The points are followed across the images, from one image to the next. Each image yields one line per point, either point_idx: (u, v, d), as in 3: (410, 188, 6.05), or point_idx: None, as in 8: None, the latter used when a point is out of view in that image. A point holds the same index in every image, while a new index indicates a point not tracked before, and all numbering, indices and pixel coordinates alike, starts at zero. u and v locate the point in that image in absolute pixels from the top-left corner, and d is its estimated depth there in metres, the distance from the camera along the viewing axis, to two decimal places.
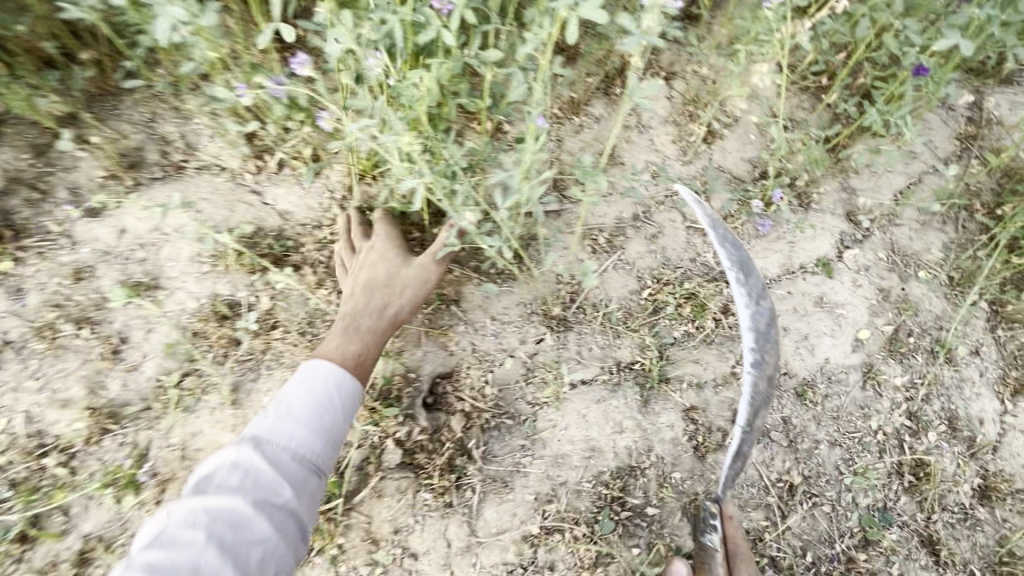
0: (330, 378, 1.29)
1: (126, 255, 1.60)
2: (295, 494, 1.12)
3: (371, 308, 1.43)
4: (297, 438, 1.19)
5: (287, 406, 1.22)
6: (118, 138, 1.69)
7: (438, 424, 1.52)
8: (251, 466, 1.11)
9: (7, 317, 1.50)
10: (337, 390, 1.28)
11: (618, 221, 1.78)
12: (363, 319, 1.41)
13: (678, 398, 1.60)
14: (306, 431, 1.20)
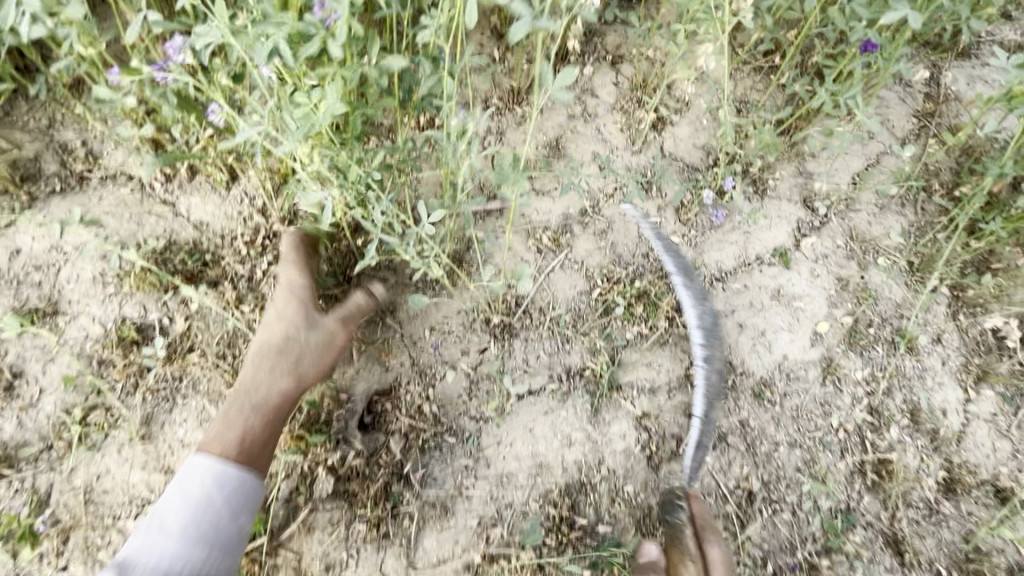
0: (207, 477, 1.13)
1: (21, 277, 1.45)
2: None
3: (264, 376, 1.23)
4: (167, 554, 1.07)
5: (156, 522, 1.11)
6: (11, 148, 1.53)
7: (375, 447, 1.42)
8: None
9: None
10: (216, 488, 1.12)
11: (565, 217, 1.68)
12: (255, 392, 1.21)
13: (630, 406, 1.51)
14: (177, 545, 1.07)
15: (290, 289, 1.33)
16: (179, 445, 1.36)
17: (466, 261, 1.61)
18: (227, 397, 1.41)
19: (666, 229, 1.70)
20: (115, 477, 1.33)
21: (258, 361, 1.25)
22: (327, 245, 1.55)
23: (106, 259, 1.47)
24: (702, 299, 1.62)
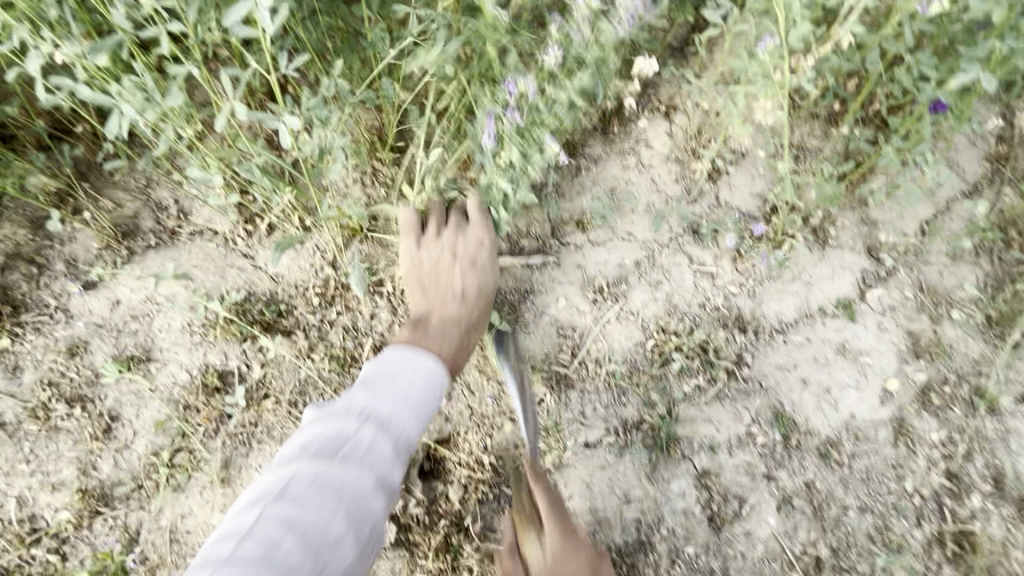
0: (427, 371, 1.16)
1: (119, 326, 1.60)
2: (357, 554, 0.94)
3: (461, 278, 1.48)
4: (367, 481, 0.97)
5: (393, 408, 1.06)
6: (114, 208, 1.68)
7: (435, 494, 1.49)
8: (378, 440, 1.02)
9: (4, 397, 1.54)
10: (428, 393, 1.13)
11: (620, 267, 1.70)
12: (451, 309, 1.42)
13: (689, 462, 1.50)
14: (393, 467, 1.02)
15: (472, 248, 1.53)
16: None
17: (521, 311, 1.64)
18: None
19: (722, 279, 1.69)
20: (193, 518, 1.47)
21: (454, 281, 1.47)
22: (389, 296, 1.62)
23: (194, 310, 1.60)
24: (761, 352, 1.60)
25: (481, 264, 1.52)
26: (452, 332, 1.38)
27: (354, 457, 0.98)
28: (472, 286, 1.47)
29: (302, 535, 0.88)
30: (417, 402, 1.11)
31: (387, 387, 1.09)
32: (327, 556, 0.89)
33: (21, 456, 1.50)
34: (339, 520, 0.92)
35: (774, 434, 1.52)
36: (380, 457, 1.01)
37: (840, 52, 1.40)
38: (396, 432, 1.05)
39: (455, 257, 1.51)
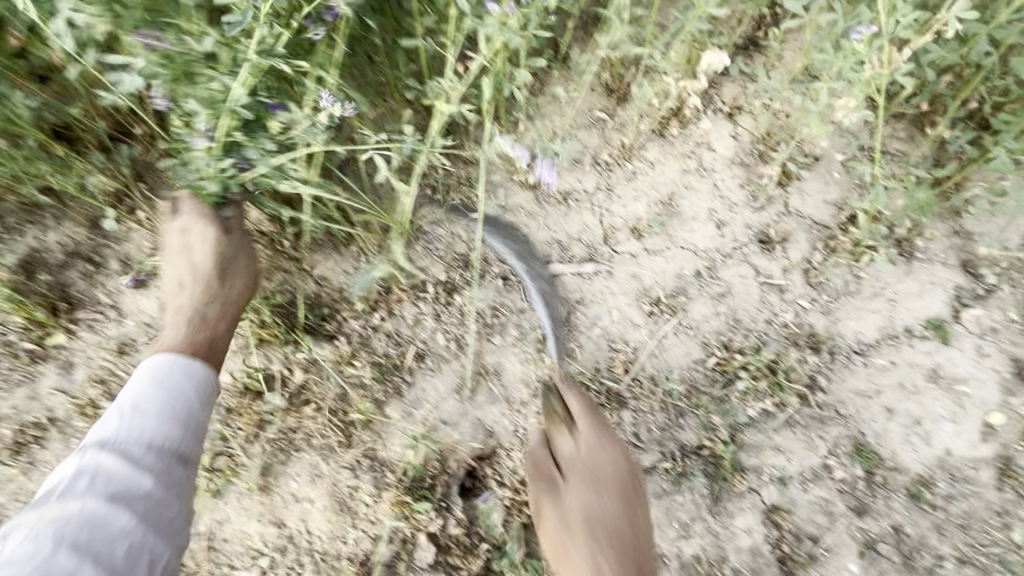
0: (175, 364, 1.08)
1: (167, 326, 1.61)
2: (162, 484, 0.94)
3: (179, 266, 1.35)
4: (149, 430, 0.98)
5: (127, 404, 1.00)
6: (168, 209, 1.70)
7: (475, 514, 1.40)
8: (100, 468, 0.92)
9: (56, 393, 1.56)
10: (187, 376, 1.07)
11: (678, 278, 1.58)
12: (193, 291, 1.32)
13: (756, 495, 1.36)
14: (158, 421, 0.99)
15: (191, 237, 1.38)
16: (293, 499, 1.41)
17: (571, 322, 1.54)
18: (339, 454, 1.43)
19: (792, 293, 1.55)
20: (233, 527, 1.40)
21: (181, 268, 1.35)
22: (433, 302, 1.57)
23: None
24: (839, 375, 1.45)
25: (194, 249, 1.36)
26: (176, 320, 1.27)
27: (119, 429, 0.98)
28: (200, 260, 1.35)
29: (87, 519, 0.86)
30: (163, 377, 1.05)
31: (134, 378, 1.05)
32: (116, 518, 0.88)
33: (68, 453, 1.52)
34: (98, 486, 0.90)
35: (855, 469, 1.36)
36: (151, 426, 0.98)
37: (940, 40, 1.28)
38: (141, 407, 1.01)
39: (178, 250, 1.37)
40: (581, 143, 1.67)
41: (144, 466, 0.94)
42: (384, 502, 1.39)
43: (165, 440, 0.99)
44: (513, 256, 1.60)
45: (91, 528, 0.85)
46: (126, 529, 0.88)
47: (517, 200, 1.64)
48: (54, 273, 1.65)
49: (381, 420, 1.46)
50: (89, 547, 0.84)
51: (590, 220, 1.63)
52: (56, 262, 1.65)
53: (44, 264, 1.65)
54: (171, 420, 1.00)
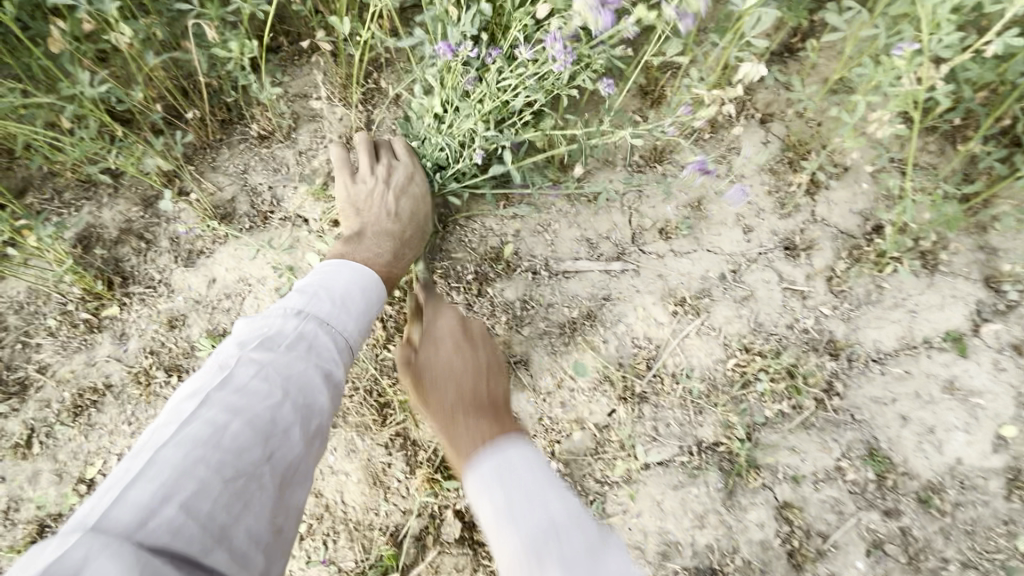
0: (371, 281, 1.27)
1: (214, 304, 1.71)
2: (333, 401, 1.00)
3: (387, 201, 1.53)
4: (348, 326, 1.13)
5: (340, 295, 1.16)
6: (216, 191, 1.79)
7: None
8: (314, 341, 1.04)
9: (110, 361, 1.66)
10: (377, 297, 1.26)
11: (704, 279, 1.63)
12: (383, 227, 1.50)
13: (770, 492, 1.42)
14: (357, 323, 1.15)
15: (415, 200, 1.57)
16: (329, 472, 1.49)
17: (598, 318, 1.60)
18: (373, 431, 1.52)
19: (814, 300, 1.59)
20: None
21: (385, 203, 1.53)
22: (465, 292, 1.63)
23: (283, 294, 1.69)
24: (855, 382, 1.50)
25: (400, 201, 1.55)
26: (375, 246, 1.45)
27: (297, 351, 1.00)
28: (404, 211, 1.54)
29: (250, 428, 0.86)
30: (348, 304, 1.16)
31: (318, 291, 1.14)
32: (276, 445, 0.87)
33: (122, 418, 1.62)
34: (284, 408, 0.91)
35: (867, 472, 1.42)
36: (325, 351, 1.04)
37: (976, 61, 1.31)
38: (334, 331, 1.09)
39: (387, 183, 1.56)
40: (614, 144, 1.72)
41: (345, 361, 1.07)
42: (416, 479, 1.48)
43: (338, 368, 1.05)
44: (543, 252, 1.66)
45: (308, 390, 0.96)
46: (276, 463, 0.86)
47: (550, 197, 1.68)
48: (109, 247, 1.74)
49: (411, 403, 1.53)
50: (270, 455, 0.86)
51: (620, 221, 1.69)
52: (111, 238, 1.75)
53: (101, 240, 1.74)
54: (362, 324, 1.15)
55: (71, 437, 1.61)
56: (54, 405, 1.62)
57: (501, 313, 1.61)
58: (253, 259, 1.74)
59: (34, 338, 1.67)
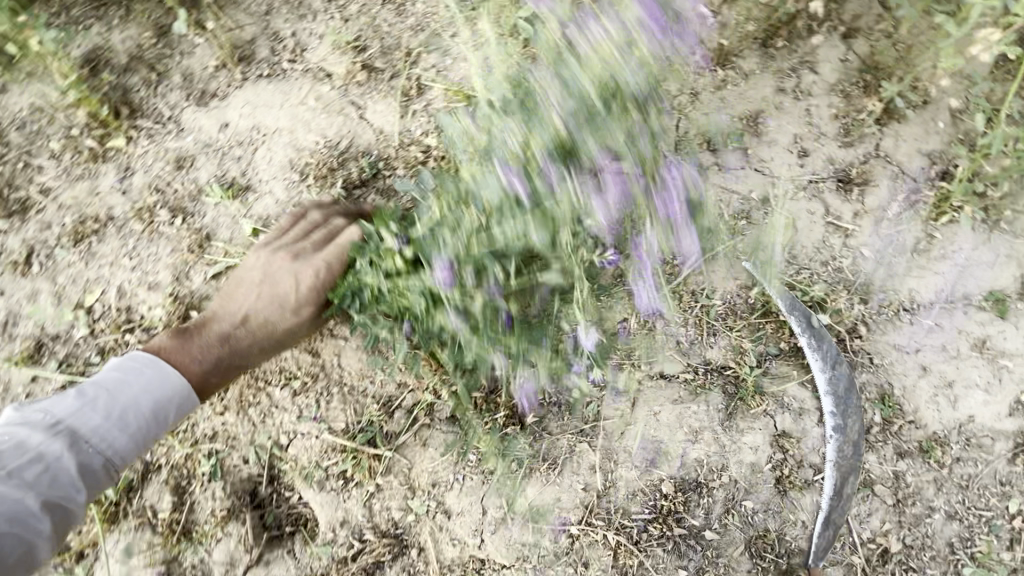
0: (160, 390, 1.22)
1: (225, 149, 1.59)
2: (42, 508, 1.07)
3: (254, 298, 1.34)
4: (117, 445, 1.18)
5: (121, 408, 1.19)
6: (235, 29, 1.65)
7: (496, 383, 1.39)
8: (58, 466, 1.10)
9: (114, 193, 1.57)
10: (166, 412, 1.22)
11: (746, 200, 1.51)
12: (229, 323, 1.31)
13: (771, 419, 1.36)
14: (125, 440, 1.18)
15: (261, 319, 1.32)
16: (329, 334, 1.45)
17: None
18: None
19: (858, 240, 1.48)
20: None
21: (243, 304, 1.34)
22: None
23: (298, 148, 1.59)
24: (882, 328, 1.43)
25: (273, 297, 1.33)
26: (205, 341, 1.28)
27: (20, 472, 1.07)
28: (258, 315, 1.31)
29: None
30: (125, 420, 1.19)
31: (101, 398, 1.19)
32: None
33: (119, 253, 1.51)
34: None
35: (874, 415, 1.37)
36: (71, 473, 1.11)
37: None
38: (89, 447, 1.15)
39: (259, 279, 1.35)
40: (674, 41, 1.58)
41: (89, 486, 1.13)
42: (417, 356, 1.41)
43: (73, 501, 1.11)
44: None
45: (14, 512, 1.03)
46: None
47: None
48: (119, 74, 1.63)
49: None
50: None
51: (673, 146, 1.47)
52: (121, 65, 1.63)
53: (110, 65, 1.63)
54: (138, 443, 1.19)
55: (66, 264, 1.51)
56: (54, 229, 1.54)
57: None
58: (269, 108, 1.61)
59: (37, 160, 1.60)
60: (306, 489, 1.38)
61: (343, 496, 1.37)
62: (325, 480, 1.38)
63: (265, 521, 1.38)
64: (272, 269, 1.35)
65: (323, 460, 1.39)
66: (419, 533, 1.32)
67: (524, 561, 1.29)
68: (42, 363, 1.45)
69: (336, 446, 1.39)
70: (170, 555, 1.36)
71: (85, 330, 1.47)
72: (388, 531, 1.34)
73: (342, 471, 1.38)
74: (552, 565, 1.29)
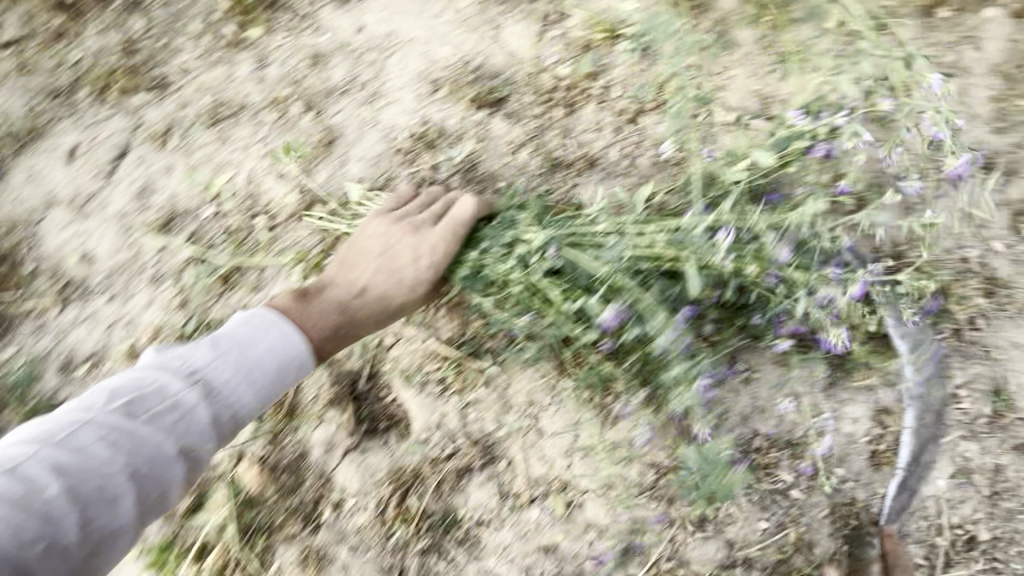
0: (287, 344, 1.15)
1: (359, 53, 1.62)
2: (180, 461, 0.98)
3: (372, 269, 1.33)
4: (244, 399, 1.09)
5: (252, 362, 1.11)
6: None
7: None
8: (192, 414, 1.02)
9: (249, 82, 1.61)
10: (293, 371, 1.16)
11: (883, 172, 1.48)
12: (342, 292, 1.30)
13: (873, 395, 1.34)
14: (254, 395, 1.10)
15: (383, 291, 1.31)
16: None
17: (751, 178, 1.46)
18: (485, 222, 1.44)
19: (990, 231, 1.43)
20: None
21: (358, 277, 1.32)
22: (617, 115, 1.55)
23: (431, 60, 1.60)
24: (999, 324, 1.38)
25: (393, 268, 1.33)
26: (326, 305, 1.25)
27: (158, 421, 0.99)
28: (376, 289, 1.31)
29: (70, 494, 0.88)
30: (255, 372, 1.10)
31: (230, 353, 1.11)
32: (96, 513, 0.89)
33: (251, 139, 1.57)
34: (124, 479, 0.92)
35: (982, 408, 1.33)
36: (201, 420, 1.02)
37: None
38: (223, 401, 1.06)
39: (379, 252, 1.35)
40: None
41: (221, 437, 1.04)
42: None
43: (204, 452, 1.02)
44: (712, 93, 1.56)
45: (152, 463, 0.95)
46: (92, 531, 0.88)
47: (737, 38, 1.58)
48: None
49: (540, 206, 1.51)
50: (86, 523, 0.88)
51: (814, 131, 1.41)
52: None
53: None
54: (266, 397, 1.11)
55: (201, 143, 1.57)
56: (193, 108, 1.60)
57: (647, 148, 1.52)
58: (406, 17, 1.63)
59: (178, 41, 1.65)
60: (405, 389, 1.44)
61: (441, 400, 1.42)
62: (425, 382, 1.44)
63: (360, 416, 1.44)
64: (392, 243, 1.35)
65: (425, 365, 1.45)
66: (509, 446, 1.37)
67: (609, 489, 1.32)
68: (170, 234, 1.51)
69: (439, 353, 1.45)
70: (274, 429, 1.42)
71: (213, 208, 1.52)
72: (479, 441, 1.39)
73: (441, 377, 1.44)
74: (635, 498, 1.31)
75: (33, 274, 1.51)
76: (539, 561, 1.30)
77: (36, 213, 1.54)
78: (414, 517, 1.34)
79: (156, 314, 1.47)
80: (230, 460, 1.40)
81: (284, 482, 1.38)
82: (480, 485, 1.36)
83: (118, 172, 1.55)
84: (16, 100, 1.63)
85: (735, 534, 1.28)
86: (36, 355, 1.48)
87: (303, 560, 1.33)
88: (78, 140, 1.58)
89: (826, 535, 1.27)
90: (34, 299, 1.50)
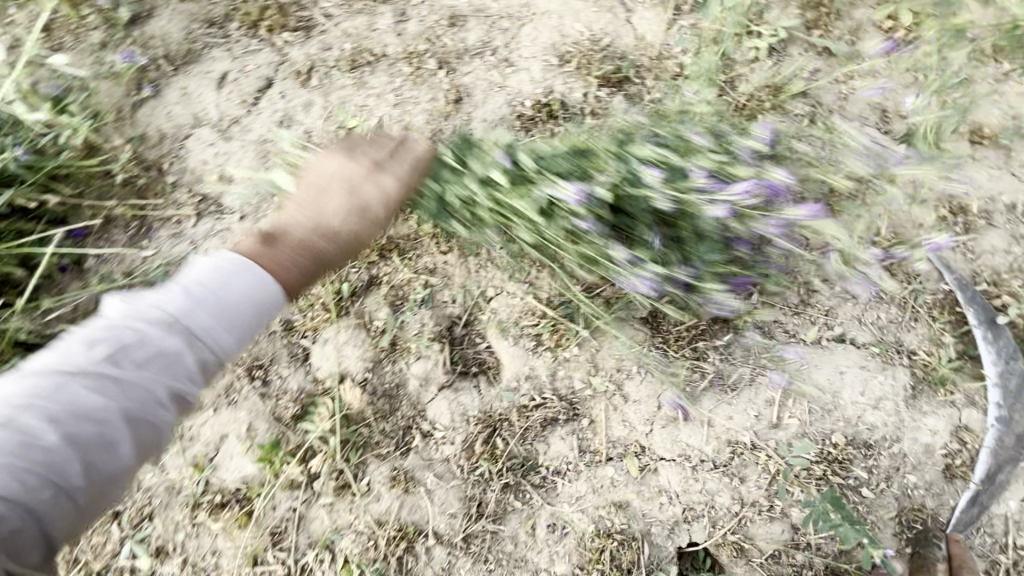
0: (251, 283, 0.93)
1: (495, 20, 1.71)
2: (175, 404, 0.86)
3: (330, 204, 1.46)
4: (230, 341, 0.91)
5: (229, 300, 0.91)
6: None
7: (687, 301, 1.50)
8: (178, 358, 0.86)
9: (388, 34, 1.71)
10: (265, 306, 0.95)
11: (993, 199, 1.54)
12: (309, 212, 1.43)
13: (955, 411, 1.38)
14: (237, 337, 0.91)
15: (328, 224, 1.44)
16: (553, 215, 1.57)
17: (863, 190, 1.52)
18: None
19: None
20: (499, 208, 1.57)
21: (323, 210, 1.45)
22: (735, 109, 1.59)
23: (562, 35, 1.68)
24: None
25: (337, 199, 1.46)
26: (308, 236, 1.42)
27: (141, 368, 0.83)
28: (325, 222, 1.44)
29: (68, 444, 0.77)
30: (234, 314, 0.91)
31: (208, 298, 0.89)
32: (98, 459, 0.79)
33: (386, 87, 1.66)
34: (117, 430, 0.81)
35: None
36: (185, 367, 0.86)
37: None
38: (208, 346, 0.89)
39: (345, 189, 1.38)
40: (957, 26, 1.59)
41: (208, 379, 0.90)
42: None
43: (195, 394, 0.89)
44: (831, 102, 1.59)
45: (145, 410, 0.83)
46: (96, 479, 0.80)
47: (865, 51, 1.62)
48: None
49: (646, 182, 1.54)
50: (88, 472, 0.79)
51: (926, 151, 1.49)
52: None
53: None
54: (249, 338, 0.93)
55: (339, 85, 1.67)
56: (334, 52, 1.70)
57: (762, 144, 1.56)
58: None
59: None
60: (500, 339, 1.53)
61: (533, 354, 1.51)
62: (519, 336, 1.52)
63: (454, 358, 1.53)
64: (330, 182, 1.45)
65: (522, 319, 1.53)
66: (593, 407, 1.46)
67: (684, 459, 1.40)
68: (303, 165, 1.63)
69: (536, 310, 1.53)
70: (377, 357, 1.53)
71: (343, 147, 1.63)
72: (566, 398, 1.47)
73: (537, 333, 1.52)
74: (709, 472, 1.38)
75: (175, 185, 1.65)
76: (609, 515, 1.39)
77: (184, 131, 1.68)
78: (499, 456, 1.44)
79: (281, 237, 1.59)
80: (333, 381, 1.51)
81: (381, 407, 1.49)
82: (562, 438, 1.45)
83: (261, 102, 1.68)
84: (173, 23, 1.76)
85: (801, 519, 1.34)
86: (170, 258, 1.60)
87: (391, 480, 1.44)
88: (228, 68, 1.71)
89: (891, 535, 1.32)
90: (173, 208, 1.64)
